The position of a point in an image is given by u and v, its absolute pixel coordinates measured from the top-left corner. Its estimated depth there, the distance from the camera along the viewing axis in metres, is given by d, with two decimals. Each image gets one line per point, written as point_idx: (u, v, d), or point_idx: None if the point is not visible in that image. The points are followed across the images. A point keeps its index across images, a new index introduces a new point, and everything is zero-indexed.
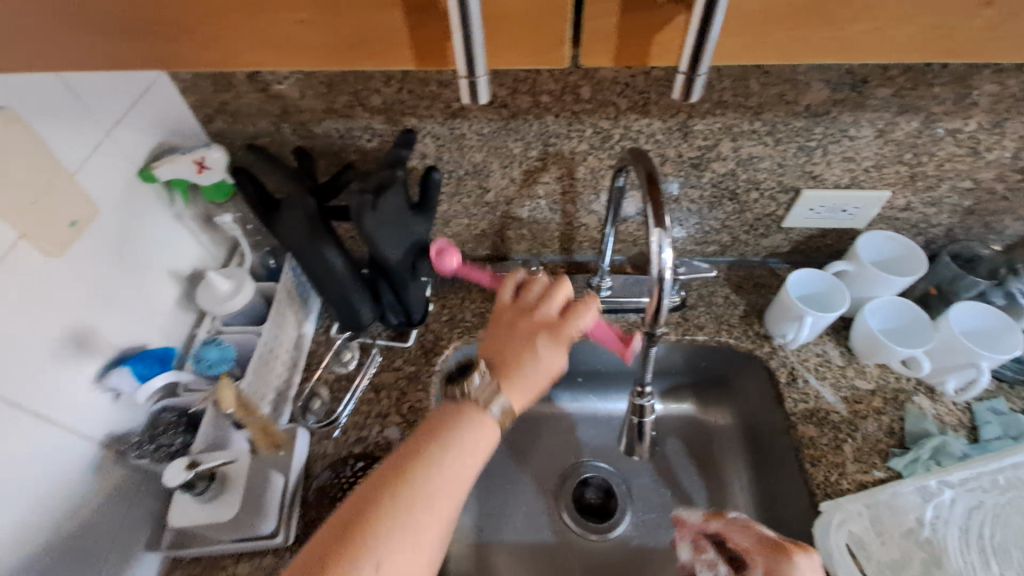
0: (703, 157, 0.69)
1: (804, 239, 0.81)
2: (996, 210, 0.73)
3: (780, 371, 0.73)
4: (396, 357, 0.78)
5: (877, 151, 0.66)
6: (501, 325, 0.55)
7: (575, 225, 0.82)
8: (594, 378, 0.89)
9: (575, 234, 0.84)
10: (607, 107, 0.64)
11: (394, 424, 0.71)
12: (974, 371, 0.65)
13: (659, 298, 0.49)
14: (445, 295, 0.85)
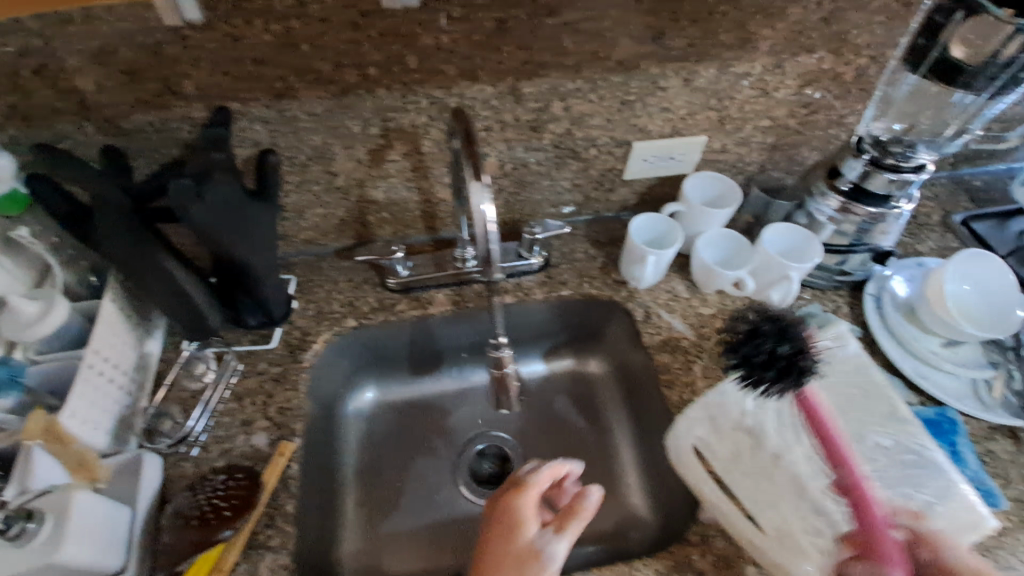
0: (540, 119, 0.72)
1: (647, 189, 0.88)
2: (795, 144, 0.85)
3: (636, 311, 0.80)
4: (259, 361, 0.74)
5: (688, 99, 0.74)
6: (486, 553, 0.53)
7: (434, 203, 0.82)
8: (480, 352, 0.91)
9: (437, 212, 0.83)
10: (437, 76, 0.63)
11: (262, 430, 0.68)
12: (788, 283, 0.74)
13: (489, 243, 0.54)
14: (307, 286, 0.81)
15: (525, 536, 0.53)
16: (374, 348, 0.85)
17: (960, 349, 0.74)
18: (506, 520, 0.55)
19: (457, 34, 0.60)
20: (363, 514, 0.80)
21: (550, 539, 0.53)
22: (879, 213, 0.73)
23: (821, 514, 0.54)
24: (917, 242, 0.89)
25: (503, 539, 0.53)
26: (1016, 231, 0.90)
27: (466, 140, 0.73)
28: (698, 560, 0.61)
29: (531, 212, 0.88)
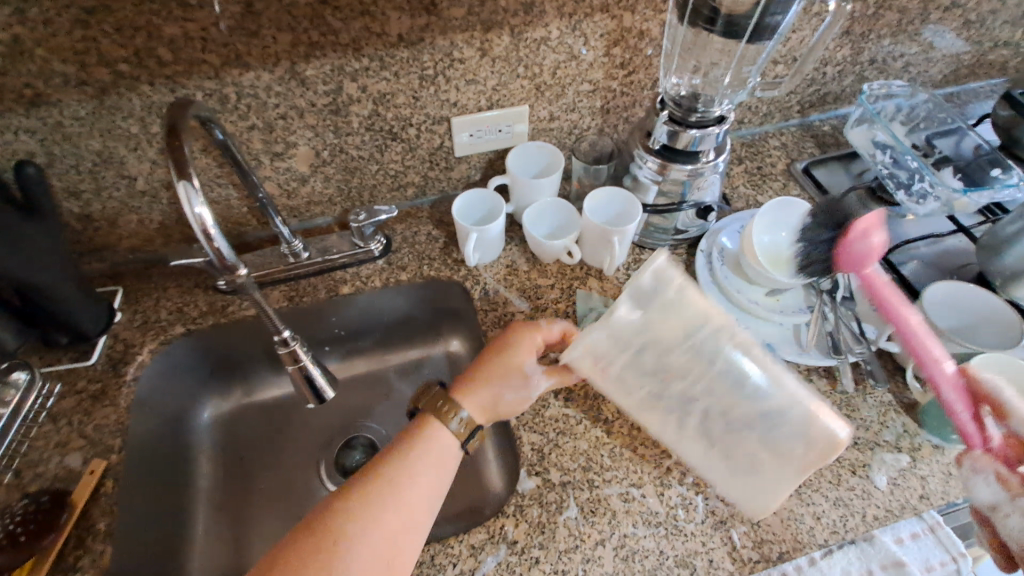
0: (338, 102, 0.71)
1: (487, 163, 0.88)
2: (625, 105, 0.85)
3: (473, 289, 0.80)
4: (80, 379, 0.72)
5: (492, 70, 0.74)
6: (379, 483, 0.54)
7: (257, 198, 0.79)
8: (341, 345, 0.89)
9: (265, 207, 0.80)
10: (200, 66, 0.63)
11: (77, 450, 0.67)
12: (611, 247, 0.75)
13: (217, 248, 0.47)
14: (134, 297, 0.80)
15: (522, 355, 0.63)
16: (221, 353, 0.83)
17: (783, 296, 0.75)
18: (485, 360, 0.64)
19: (198, 19, 0.59)
20: (221, 520, 0.77)
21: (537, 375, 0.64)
22: (694, 170, 0.73)
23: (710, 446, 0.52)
24: (759, 193, 0.90)
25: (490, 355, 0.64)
26: (855, 174, 0.93)
27: (264, 130, 0.71)
28: (511, 530, 0.60)
29: (369, 198, 0.87)
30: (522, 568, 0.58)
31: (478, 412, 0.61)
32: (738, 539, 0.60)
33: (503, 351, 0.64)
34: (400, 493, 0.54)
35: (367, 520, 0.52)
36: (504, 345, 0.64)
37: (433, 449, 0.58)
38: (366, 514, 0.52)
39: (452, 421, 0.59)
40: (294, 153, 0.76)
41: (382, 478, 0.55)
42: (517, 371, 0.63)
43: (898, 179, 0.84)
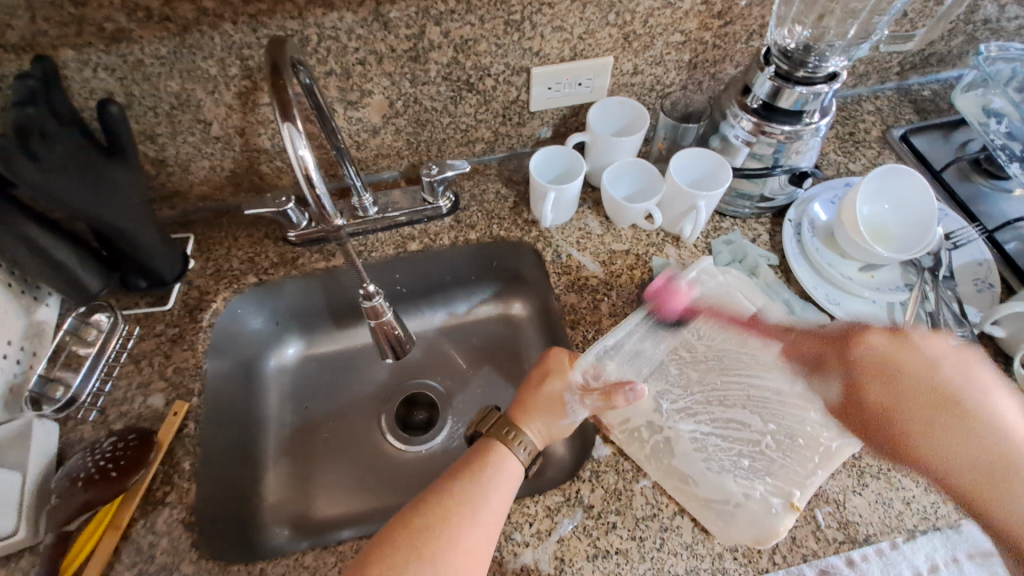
0: (418, 48, 0.68)
1: (561, 120, 0.84)
2: (714, 60, 0.79)
3: (544, 250, 0.78)
4: (157, 322, 0.73)
5: (581, 16, 0.69)
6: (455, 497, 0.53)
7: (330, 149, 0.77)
8: (404, 303, 0.89)
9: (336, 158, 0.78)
10: (284, 4, 0.60)
11: (158, 392, 0.68)
12: (696, 213, 0.71)
13: (315, 194, 0.46)
14: (206, 244, 0.80)
15: (554, 384, 0.61)
16: (288, 304, 0.83)
17: (878, 272, 0.71)
18: (528, 392, 0.62)
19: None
20: (289, 466, 0.79)
21: (575, 403, 0.60)
22: (793, 132, 0.67)
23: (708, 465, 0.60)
24: (851, 161, 0.84)
25: (529, 393, 0.62)
26: (958, 144, 0.85)
27: (341, 76, 0.69)
28: (587, 495, 0.60)
29: (438, 153, 0.84)
30: (600, 533, 0.57)
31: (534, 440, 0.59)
32: (822, 519, 0.58)
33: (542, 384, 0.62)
34: (483, 504, 0.53)
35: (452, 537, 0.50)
36: (541, 376, 0.63)
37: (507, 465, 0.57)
38: (452, 531, 0.51)
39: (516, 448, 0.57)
40: (368, 102, 0.73)
41: (463, 491, 0.54)
42: (562, 403, 0.60)
43: (1011, 151, 0.76)
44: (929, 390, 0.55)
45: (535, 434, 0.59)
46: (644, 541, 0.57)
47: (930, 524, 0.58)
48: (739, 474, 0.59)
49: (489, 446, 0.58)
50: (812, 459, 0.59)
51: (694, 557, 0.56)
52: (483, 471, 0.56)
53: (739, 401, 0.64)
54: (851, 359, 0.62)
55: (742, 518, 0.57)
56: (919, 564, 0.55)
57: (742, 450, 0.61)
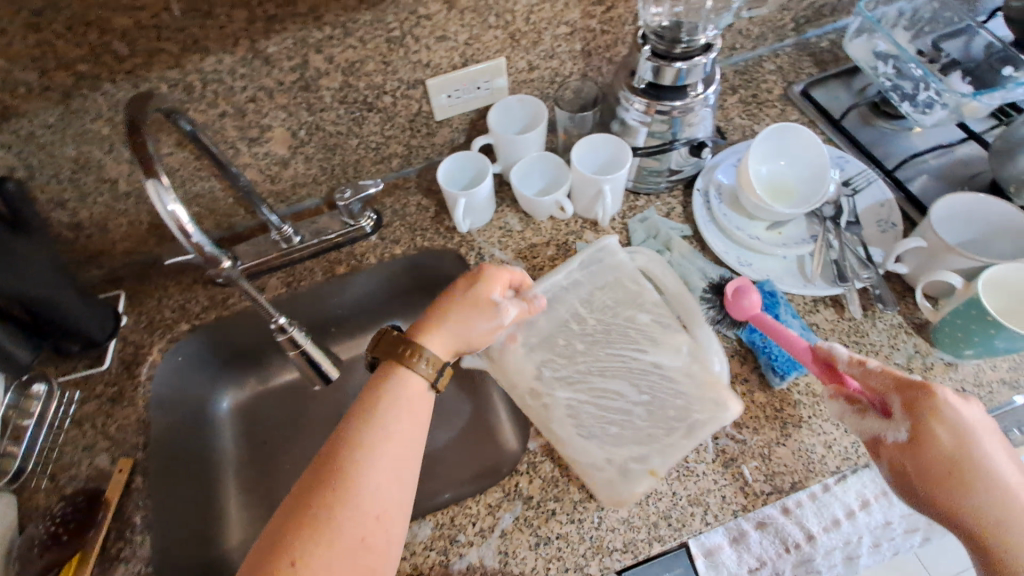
0: (306, 77, 0.69)
1: (470, 124, 0.85)
2: (608, 44, 0.81)
3: (468, 255, 0.79)
4: (97, 383, 0.74)
5: (461, 23, 0.70)
6: (360, 447, 0.49)
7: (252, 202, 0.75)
8: (348, 325, 0.89)
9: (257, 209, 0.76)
10: (159, 56, 0.61)
11: (104, 451, 0.69)
12: (603, 197, 0.73)
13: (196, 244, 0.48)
14: (138, 299, 0.81)
15: (482, 290, 0.60)
16: (229, 344, 0.84)
17: (785, 229, 0.73)
18: (432, 313, 0.60)
19: (147, 6, 0.56)
20: (253, 501, 0.80)
21: (505, 309, 0.61)
22: (684, 106, 0.69)
23: (581, 435, 0.61)
24: (756, 122, 0.86)
25: (431, 313, 0.60)
26: (857, 90, 0.88)
27: (235, 115, 0.69)
28: (526, 486, 0.61)
29: (355, 175, 0.85)
30: (540, 521, 0.59)
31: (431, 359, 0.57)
32: (750, 474, 0.60)
33: (448, 304, 0.60)
34: (388, 432, 0.51)
35: (370, 476, 0.48)
36: (469, 282, 0.61)
37: (407, 390, 0.54)
38: (364, 474, 0.47)
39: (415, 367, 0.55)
40: (270, 136, 0.74)
41: (363, 435, 0.50)
42: (488, 309, 0.60)
43: (903, 91, 0.79)
44: (968, 459, 0.47)
45: (443, 345, 0.59)
46: (583, 523, 0.59)
47: (853, 463, 0.60)
48: (605, 440, 0.60)
49: (400, 394, 0.54)
50: (676, 431, 0.58)
51: (631, 530, 0.58)
52: (409, 422, 0.52)
53: (620, 372, 0.62)
54: (926, 417, 0.48)
55: (602, 483, 0.59)
56: (849, 501, 0.62)
57: (612, 419, 0.60)
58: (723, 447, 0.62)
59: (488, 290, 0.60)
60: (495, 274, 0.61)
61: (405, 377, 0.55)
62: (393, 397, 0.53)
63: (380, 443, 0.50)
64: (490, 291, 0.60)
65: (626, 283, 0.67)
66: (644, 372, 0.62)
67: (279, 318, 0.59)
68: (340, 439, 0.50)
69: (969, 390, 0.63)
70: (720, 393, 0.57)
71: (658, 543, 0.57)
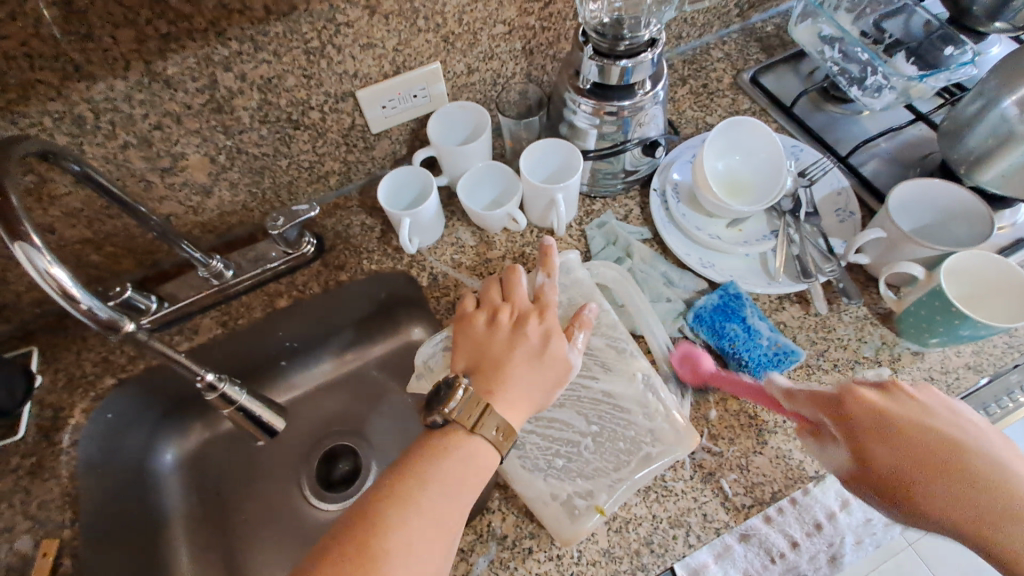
0: (217, 98, 0.62)
1: (411, 134, 0.79)
2: (549, 42, 0.76)
3: (420, 276, 0.74)
4: (11, 456, 0.66)
5: (388, 28, 0.64)
6: (409, 512, 0.43)
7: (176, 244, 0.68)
8: (299, 358, 0.83)
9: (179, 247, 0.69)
10: (37, 86, 0.53)
11: (25, 533, 0.61)
12: (556, 206, 0.69)
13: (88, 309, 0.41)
14: (54, 354, 0.73)
15: (536, 332, 0.54)
16: (165, 393, 0.76)
17: (745, 226, 0.71)
18: (490, 358, 0.53)
19: (12, 34, 0.48)
20: (208, 559, 0.73)
21: (574, 353, 0.55)
22: (633, 105, 0.66)
23: (530, 469, 0.56)
24: (707, 114, 0.83)
25: (491, 361, 0.53)
26: (806, 75, 0.86)
27: (140, 144, 0.62)
28: (499, 525, 0.57)
29: (290, 198, 0.78)
30: (517, 562, 0.55)
31: (511, 412, 0.50)
32: (729, 488, 0.58)
33: (507, 345, 0.53)
34: (441, 500, 0.45)
35: (413, 551, 0.42)
36: (518, 325, 0.55)
37: (473, 452, 0.48)
38: (404, 543, 0.42)
39: (486, 429, 0.48)
40: (185, 165, 0.66)
41: (413, 492, 0.44)
42: (558, 355, 0.53)
43: (851, 74, 0.78)
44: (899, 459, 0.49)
45: (523, 410, 0.51)
46: (562, 559, 0.55)
47: (830, 466, 0.58)
48: (551, 473, 0.55)
49: (468, 451, 0.47)
50: (627, 463, 0.55)
51: (613, 561, 0.55)
52: (464, 486, 0.46)
53: (568, 400, 0.59)
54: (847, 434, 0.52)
55: (546, 514, 0.54)
56: (830, 503, 0.60)
57: (559, 449, 0.57)
58: (700, 461, 0.59)
59: (543, 330, 0.55)
60: (551, 304, 0.57)
61: (474, 436, 0.48)
62: (455, 452, 0.47)
63: (432, 514, 0.44)
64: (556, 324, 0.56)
65: (576, 301, 0.63)
66: (595, 401, 0.59)
67: (206, 373, 0.53)
68: (382, 491, 0.45)
69: (937, 378, 0.62)
70: (676, 425, 0.56)
71: (641, 572, 0.54)
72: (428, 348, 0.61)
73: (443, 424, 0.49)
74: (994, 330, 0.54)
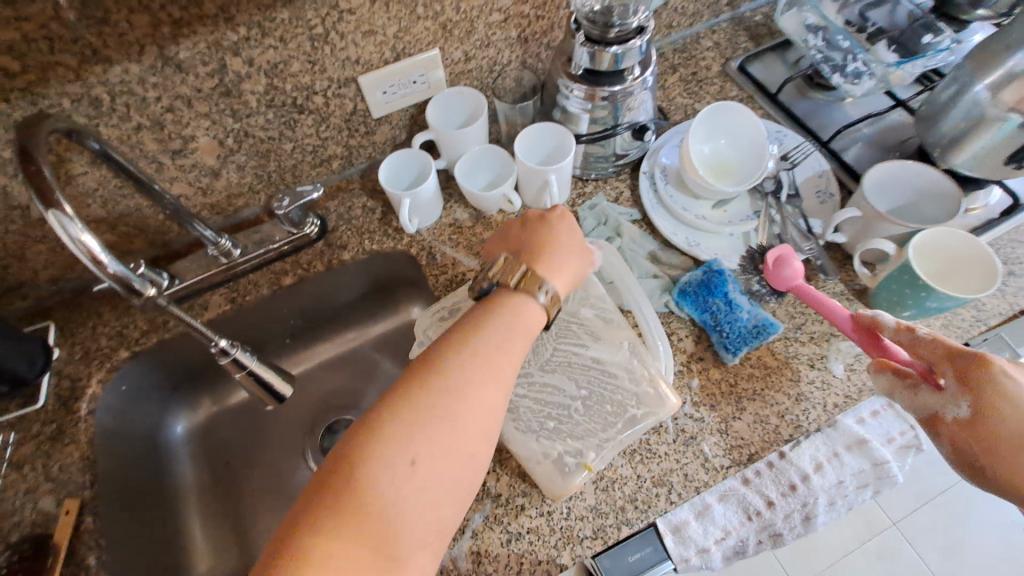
0: (226, 82, 0.65)
1: (410, 120, 0.82)
2: (543, 30, 0.79)
3: (419, 255, 0.77)
4: (32, 423, 0.70)
5: (388, 15, 0.67)
6: (407, 438, 0.42)
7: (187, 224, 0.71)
8: (302, 336, 0.86)
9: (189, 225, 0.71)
10: (56, 69, 0.56)
11: (47, 493, 0.65)
12: (550, 187, 0.72)
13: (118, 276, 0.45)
14: (70, 329, 0.76)
15: (540, 266, 0.54)
16: (175, 367, 0.80)
17: (729, 207, 0.74)
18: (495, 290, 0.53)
19: (32, 16, 0.51)
20: (219, 523, 0.77)
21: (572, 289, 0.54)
22: (623, 90, 0.69)
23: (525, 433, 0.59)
24: (696, 101, 0.86)
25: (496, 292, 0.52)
26: (792, 63, 0.89)
27: (152, 126, 0.65)
28: (494, 485, 0.61)
29: (294, 181, 0.82)
30: (510, 518, 0.59)
31: (521, 331, 0.50)
32: (709, 450, 0.62)
33: (513, 277, 0.53)
34: (445, 421, 0.43)
35: (413, 472, 0.41)
36: (523, 258, 0.55)
37: (478, 378, 0.46)
38: (402, 468, 0.41)
39: (490, 355, 0.47)
40: (195, 147, 0.70)
41: (414, 413, 0.43)
42: (555, 290, 0.53)
43: (834, 62, 0.81)
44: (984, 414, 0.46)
45: (523, 339, 0.50)
46: (552, 515, 0.59)
47: (805, 431, 0.62)
48: (543, 434, 0.59)
49: (473, 369, 0.46)
50: (615, 424, 0.59)
51: (600, 516, 0.59)
52: (472, 403, 0.44)
53: (561, 367, 0.63)
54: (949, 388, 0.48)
55: (538, 468, 0.58)
56: (804, 466, 0.63)
57: (551, 412, 0.60)
58: (683, 426, 0.63)
59: (546, 265, 0.54)
60: (557, 239, 0.56)
61: (476, 363, 0.46)
62: (459, 374, 0.45)
63: (435, 443, 0.42)
64: (559, 260, 0.55)
65: None
66: (587, 368, 0.62)
67: (220, 339, 0.56)
68: (379, 415, 0.43)
69: None
70: (659, 388, 0.60)
71: (626, 526, 0.58)
72: (427, 321, 0.65)
73: (444, 348, 0.47)
74: (957, 302, 0.58)
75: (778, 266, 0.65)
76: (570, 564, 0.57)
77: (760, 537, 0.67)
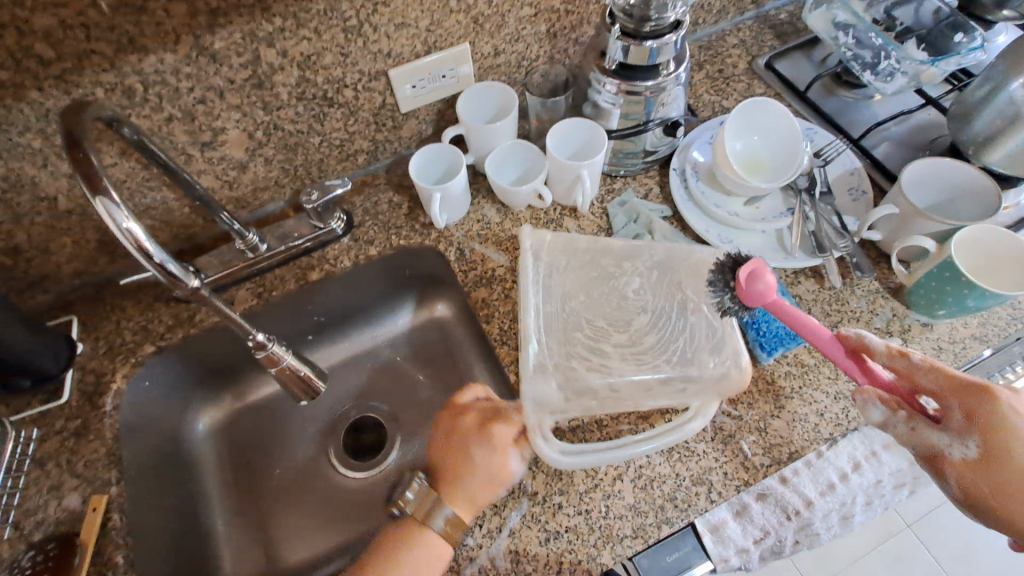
0: (259, 74, 0.64)
1: (437, 115, 0.82)
2: (573, 25, 0.79)
3: (448, 251, 0.77)
4: (56, 419, 0.68)
5: (422, 8, 0.66)
6: None
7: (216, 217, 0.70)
8: (325, 333, 0.85)
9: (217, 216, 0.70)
10: (91, 58, 0.55)
11: (73, 490, 0.64)
12: (582, 183, 0.71)
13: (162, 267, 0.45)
14: (93, 324, 0.75)
15: (480, 450, 0.62)
16: (199, 362, 0.79)
17: (762, 204, 0.74)
18: (451, 463, 0.64)
19: (70, 2, 0.51)
20: (243, 521, 0.76)
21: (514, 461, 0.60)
22: (656, 86, 0.68)
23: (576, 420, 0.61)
24: (723, 98, 0.85)
25: (453, 464, 0.63)
26: (819, 61, 0.89)
27: (183, 118, 0.64)
28: (530, 483, 0.60)
29: (320, 176, 0.81)
30: (548, 516, 0.58)
31: (487, 485, 0.59)
32: (748, 449, 0.61)
33: (471, 465, 0.61)
34: None
35: None
36: (469, 457, 0.63)
37: (432, 541, 0.57)
38: None
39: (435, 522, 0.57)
40: (224, 140, 0.69)
41: None
42: (500, 466, 0.60)
43: (863, 60, 0.80)
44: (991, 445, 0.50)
45: (466, 501, 0.59)
46: (590, 514, 0.58)
47: (844, 429, 0.61)
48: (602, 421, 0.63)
49: (426, 542, 0.57)
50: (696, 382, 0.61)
51: (638, 515, 0.58)
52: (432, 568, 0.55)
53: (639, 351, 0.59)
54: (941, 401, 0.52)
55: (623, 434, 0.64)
56: (842, 464, 0.61)
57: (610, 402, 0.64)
58: (720, 424, 0.62)
59: (489, 437, 0.62)
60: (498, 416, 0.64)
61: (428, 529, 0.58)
62: (417, 542, 0.58)
63: None
64: (492, 438, 0.62)
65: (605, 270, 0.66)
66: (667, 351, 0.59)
67: (257, 334, 0.55)
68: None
69: (945, 347, 0.65)
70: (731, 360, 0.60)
71: (666, 525, 0.57)
72: None
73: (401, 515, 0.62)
74: (1000, 299, 0.57)
75: (748, 279, 0.55)
76: (610, 564, 0.56)
77: (795, 538, 0.67)
